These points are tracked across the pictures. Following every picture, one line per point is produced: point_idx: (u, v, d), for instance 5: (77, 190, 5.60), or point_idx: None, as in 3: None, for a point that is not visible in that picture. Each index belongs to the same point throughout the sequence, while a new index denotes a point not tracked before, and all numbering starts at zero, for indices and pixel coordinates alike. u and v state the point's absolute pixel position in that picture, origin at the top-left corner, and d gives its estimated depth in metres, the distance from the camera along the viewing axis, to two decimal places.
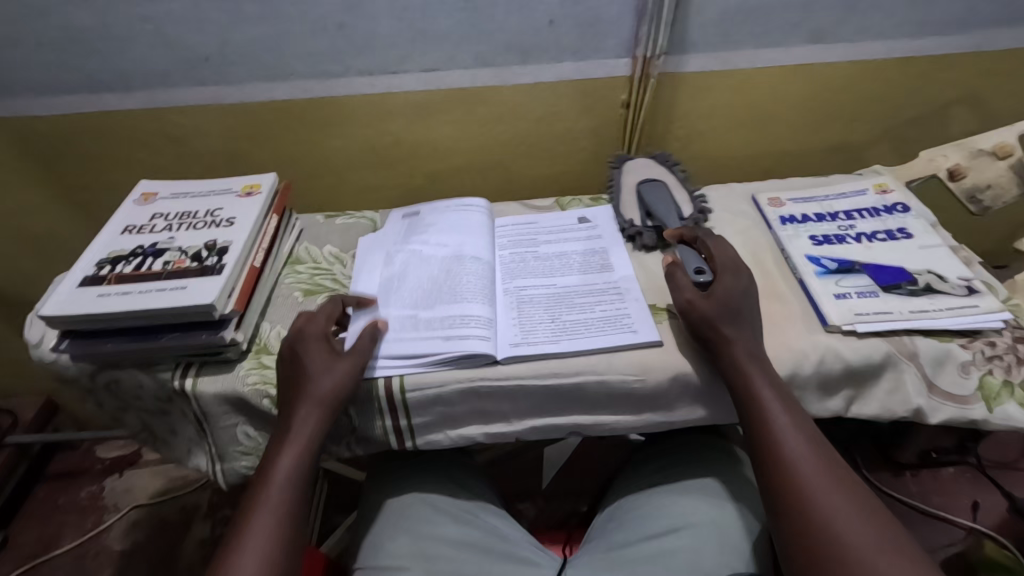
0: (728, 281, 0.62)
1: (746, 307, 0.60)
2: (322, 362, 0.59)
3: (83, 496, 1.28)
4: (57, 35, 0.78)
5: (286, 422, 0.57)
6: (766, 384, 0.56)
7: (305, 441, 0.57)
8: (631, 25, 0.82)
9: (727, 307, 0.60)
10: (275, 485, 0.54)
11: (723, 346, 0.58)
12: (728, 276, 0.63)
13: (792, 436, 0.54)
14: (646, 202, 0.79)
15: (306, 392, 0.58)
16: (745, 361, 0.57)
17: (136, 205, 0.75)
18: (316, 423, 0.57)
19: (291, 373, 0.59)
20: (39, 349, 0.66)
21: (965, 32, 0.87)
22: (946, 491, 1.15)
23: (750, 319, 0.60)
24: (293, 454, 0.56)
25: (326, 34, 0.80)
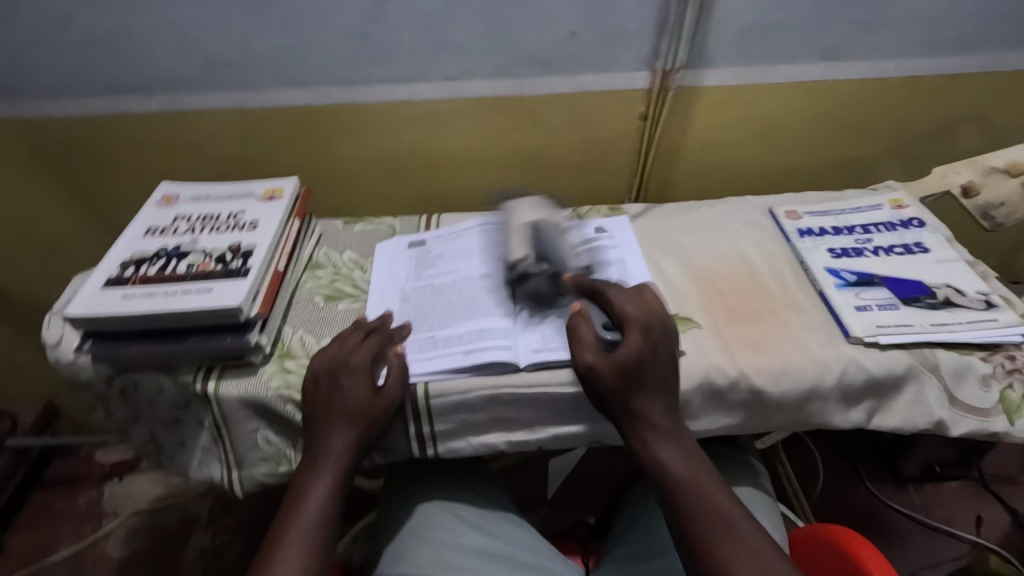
0: (635, 338, 0.56)
1: (659, 363, 0.56)
2: (358, 385, 0.59)
3: (81, 503, 1.25)
4: (78, 36, 0.78)
5: (320, 445, 0.58)
6: (670, 447, 0.55)
7: (339, 464, 0.57)
8: (652, 39, 0.83)
9: (633, 365, 0.55)
10: (309, 508, 0.55)
11: (627, 404, 0.55)
12: (634, 332, 0.57)
13: (688, 468, 0.53)
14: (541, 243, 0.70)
15: (340, 415, 0.58)
16: (658, 422, 0.55)
17: (157, 207, 0.75)
18: (349, 446, 0.58)
19: (323, 394, 0.59)
20: (57, 350, 0.65)
21: (975, 53, 0.89)
22: (950, 505, 1.16)
23: (665, 372, 0.56)
24: (328, 477, 0.57)
25: (351, 42, 0.80)
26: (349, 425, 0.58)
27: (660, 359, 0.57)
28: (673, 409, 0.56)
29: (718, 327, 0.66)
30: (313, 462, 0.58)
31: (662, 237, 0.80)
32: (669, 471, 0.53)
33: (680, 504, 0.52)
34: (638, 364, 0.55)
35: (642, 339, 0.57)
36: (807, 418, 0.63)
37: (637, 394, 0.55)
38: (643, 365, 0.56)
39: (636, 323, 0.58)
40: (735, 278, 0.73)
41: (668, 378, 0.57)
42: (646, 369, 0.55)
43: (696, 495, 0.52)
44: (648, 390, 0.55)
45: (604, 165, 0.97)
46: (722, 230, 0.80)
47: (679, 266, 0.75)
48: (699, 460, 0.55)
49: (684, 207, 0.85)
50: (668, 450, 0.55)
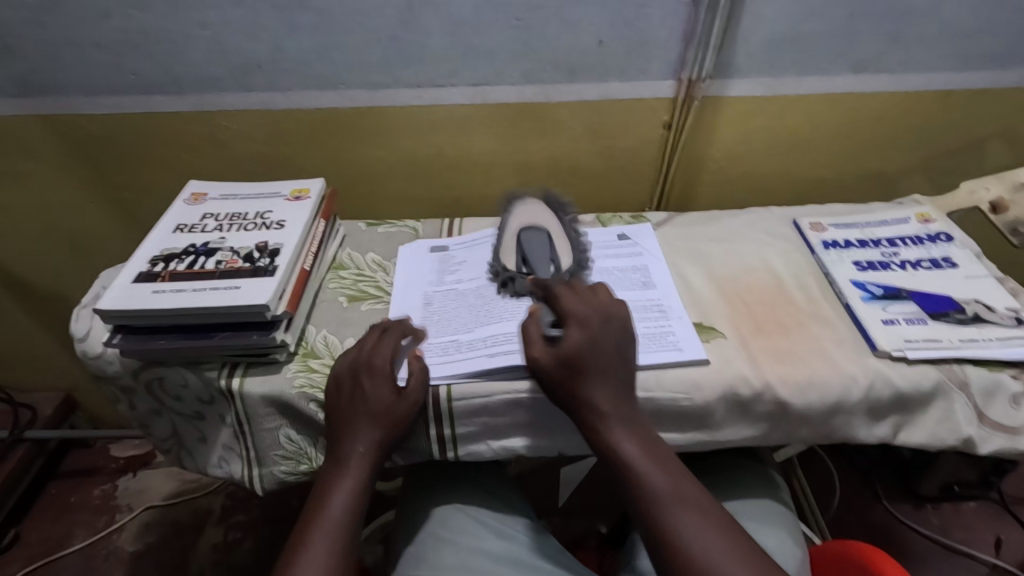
0: (575, 332, 0.56)
1: (605, 352, 0.56)
2: (381, 386, 0.59)
3: (96, 495, 1.26)
4: (114, 36, 0.79)
5: (343, 447, 0.58)
6: (624, 430, 0.54)
7: (362, 466, 0.57)
8: (679, 48, 0.83)
9: (577, 357, 0.55)
10: (332, 510, 0.55)
11: (574, 394, 0.55)
12: (576, 327, 0.57)
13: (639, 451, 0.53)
14: (523, 248, 0.73)
15: (363, 417, 0.58)
16: (607, 408, 0.54)
17: (186, 205, 0.76)
18: (371, 448, 0.58)
19: (346, 396, 0.59)
20: (86, 342, 0.66)
21: (1005, 69, 0.88)
22: (967, 525, 1.14)
23: (612, 354, 0.56)
24: (351, 479, 0.57)
25: (380, 46, 0.81)
26: (371, 427, 0.58)
27: (607, 347, 0.56)
28: (623, 393, 0.56)
29: (743, 338, 0.66)
30: (336, 464, 0.58)
31: (686, 246, 0.79)
32: (622, 455, 0.53)
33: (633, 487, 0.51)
34: (582, 355, 0.55)
35: (584, 330, 0.57)
36: (831, 432, 0.63)
37: (584, 379, 0.55)
38: (588, 353, 0.55)
39: (582, 317, 0.58)
40: (760, 288, 0.72)
41: (616, 367, 0.56)
42: (584, 356, 0.55)
43: (651, 475, 0.51)
44: (596, 377, 0.55)
45: (625, 173, 0.97)
46: (746, 239, 0.80)
47: (703, 276, 0.75)
48: (649, 437, 0.54)
49: (707, 216, 0.85)
50: (620, 431, 0.54)
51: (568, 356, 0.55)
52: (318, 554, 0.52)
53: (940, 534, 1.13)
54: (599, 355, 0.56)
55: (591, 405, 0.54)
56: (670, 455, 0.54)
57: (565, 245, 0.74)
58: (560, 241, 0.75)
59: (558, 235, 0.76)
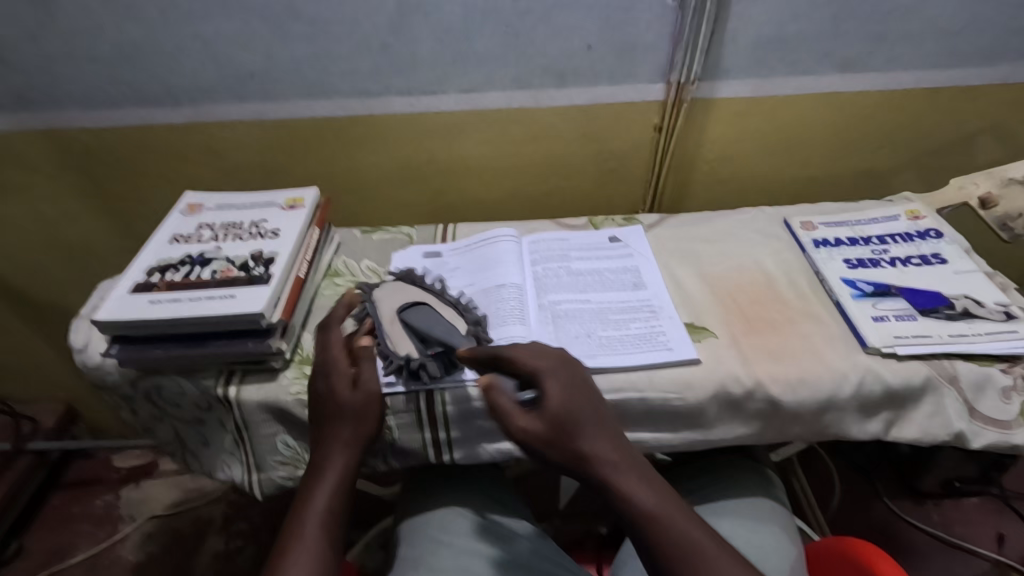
0: (553, 385, 0.54)
1: (584, 403, 0.53)
2: (347, 387, 0.59)
3: (98, 506, 1.27)
4: (109, 51, 0.81)
5: (320, 451, 0.58)
6: (636, 477, 0.51)
7: (339, 467, 0.57)
8: (667, 51, 0.84)
9: (562, 415, 0.52)
10: (314, 511, 0.55)
11: (570, 451, 0.51)
12: (549, 379, 0.54)
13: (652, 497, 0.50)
14: (418, 330, 0.63)
15: (338, 417, 0.58)
16: (609, 458, 0.51)
17: (182, 215, 0.77)
18: (345, 448, 0.58)
19: (316, 400, 0.60)
20: (84, 353, 0.67)
21: (992, 65, 0.89)
22: (968, 521, 1.14)
23: (588, 404, 0.53)
24: (331, 478, 0.57)
25: (372, 55, 0.82)
26: (344, 427, 0.58)
27: (580, 397, 0.53)
28: (618, 440, 0.53)
29: (735, 337, 0.66)
30: (315, 468, 0.58)
31: (677, 247, 0.80)
32: (638, 505, 0.49)
33: (654, 536, 0.48)
34: (568, 407, 0.52)
35: (560, 383, 0.54)
36: (823, 429, 0.63)
37: (574, 436, 0.51)
38: (573, 408, 0.52)
39: (550, 371, 0.55)
40: (752, 288, 0.73)
41: (598, 416, 0.53)
42: (572, 412, 0.52)
43: (667, 523, 0.48)
44: (588, 428, 0.52)
45: (618, 176, 0.98)
46: (738, 239, 0.81)
47: (695, 276, 0.75)
48: (658, 481, 0.51)
49: (699, 217, 0.86)
50: (631, 479, 0.51)
51: (556, 420, 0.51)
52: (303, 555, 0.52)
53: (941, 530, 1.13)
54: (577, 413, 0.52)
55: (592, 460, 0.51)
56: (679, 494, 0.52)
57: (449, 310, 0.65)
58: (447, 311, 0.65)
59: (451, 306, 0.66)
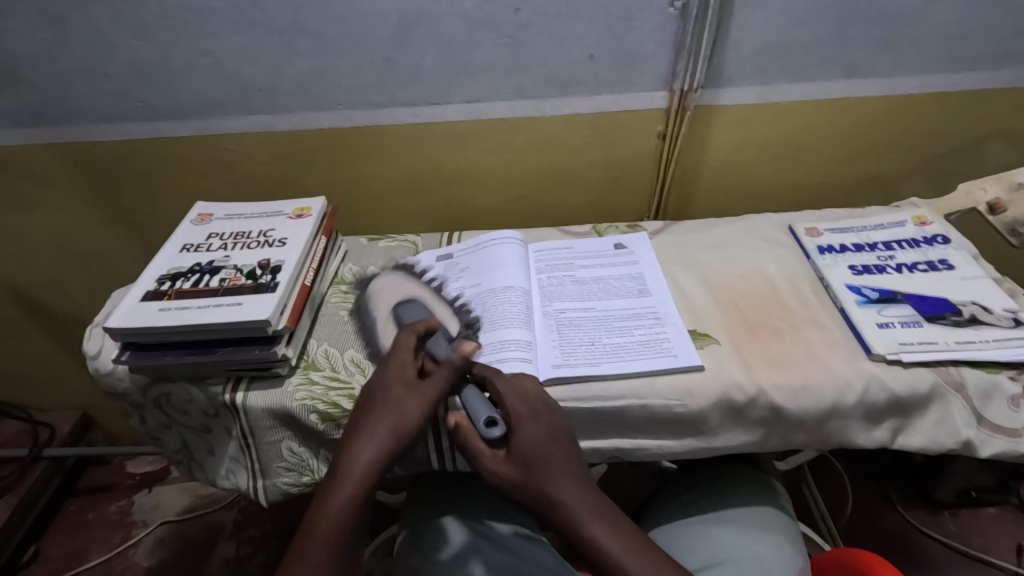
0: (525, 425, 0.53)
1: (551, 439, 0.53)
2: (415, 391, 0.55)
3: (112, 511, 1.29)
4: (123, 66, 0.83)
5: (346, 454, 0.52)
6: (598, 520, 0.49)
7: (364, 475, 0.50)
8: (669, 60, 0.84)
9: (531, 457, 0.51)
10: (334, 513, 0.49)
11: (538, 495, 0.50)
12: (525, 421, 0.54)
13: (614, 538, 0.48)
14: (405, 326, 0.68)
15: (385, 420, 0.53)
16: (578, 506, 0.49)
17: (192, 225, 0.79)
18: (377, 456, 0.52)
19: (373, 400, 0.56)
20: (97, 360, 0.68)
21: (999, 70, 0.88)
22: (986, 531, 1.11)
23: (554, 445, 0.53)
24: (353, 484, 0.50)
25: (378, 66, 0.84)
26: (386, 433, 0.53)
27: (543, 434, 0.53)
28: (585, 479, 0.52)
29: (737, 343, 0.66)
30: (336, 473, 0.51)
31: (681, 254, 0.80)
32: (599, 547, 0.48)
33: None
34: (536, 451, 0.52)
35: (529, 422, 0.54)
36: (828, 437, 0.63)
37: (540, 480, 0.50)
38: (544, 446, 0.52)
39: (527, 411, 0.55)
40: (755, 294, 0.73)
41: (563, 453, 0.53)
42: (542, 456, 0.51)
43: (629, 567, 0.46)
44: (554, 470, 0.51)
45: (622, 185, 0.98)
46: (742, 246, 0.81)
47: (698, 283, 0.75)
48: (619, 519, 0.50)
49: (703, 224, 0.86)
50: (596, 518, 0.49)
51: (525, 463, 0.51)
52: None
53: (958, 542, 1.10)
54: (551, 453, 0.52)
55: (558, 503, 0.49)
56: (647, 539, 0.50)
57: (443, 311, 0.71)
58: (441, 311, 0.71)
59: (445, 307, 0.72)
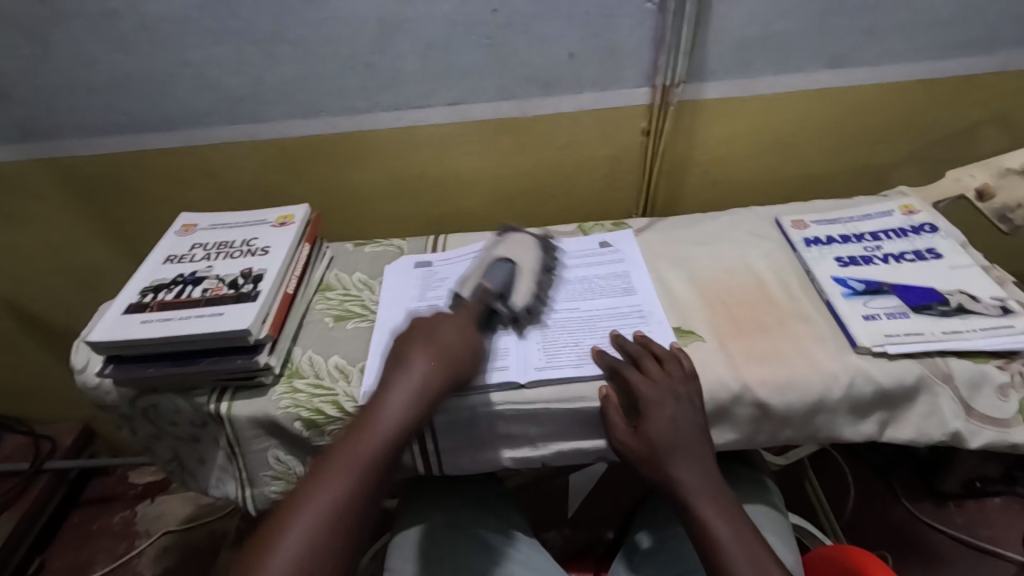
0: (669, 408, 0.56)
1: (691, 431, 0.56)
2: (454, 325, 0.61)
3: (116, 521, 1.29)
4: (105, 81, 0.83)
5: (402, 369, 0.55)
6: (713, 508, 0.53)
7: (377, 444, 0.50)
8: (650, 55, 0.84)
9: (658, 437, 0.55)
10: (384, 409, 0.52)
11: (660, 471, 0.55)
12: (653, 409, 0.56)
13: (716, 516, 0.52)
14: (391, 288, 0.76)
15: (395, 390, 0.54)
16: (690, 487, 0.54)
17: (176, 236, 0.79)
18: (431, 375, 0.55)
19: (417, 330, 0.60)
20: (83, 373, 0.69)
21: (986, 54, 0.87)
22: (993, 522, 1.08)
23: (695, 437, 0.56)
24: (364, 454, 0.49)
25: (358, 72, 0.84)
26: (439, 355, 0.57)
27: (692, 425, 0.56)
28: (709, 469, 0.55)
29: (721, 340, 0.65)
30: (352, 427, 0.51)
31: (667, 251, 0.80)
32: (710, 534, 0.51)
33: (722, 572, 0.50)
34: (664, 436, 0.55)
35: (684, 405, 0.57)
36: (815, 432, 0.62)
37: (667, 459, 0.55)
38: (674, 424, 0.56)
39: (657, 400, 0.57)
40: (741, 290, 0.72)
41: (700, 443, 0.56)
42: (667, 442, 0.55)
43: (735, 557, 0.50)
44: (680, 455, 0.55)
45: (610, 181, 0.98)
46: (728, 241, 0.80)
47: (683, 278, 0.75)
48: (734, 508, 0.53)
49: (690, 219, 0.85)
50: (708, 497, 0.53)
51: (651, 443, 0.55)
52: (348, 469, 0.48)
53: (965, 533, 1.08)
54: (674, 440, 0.55)
55: (673, 481, 0.54)
56: (750, 522, 0.53)
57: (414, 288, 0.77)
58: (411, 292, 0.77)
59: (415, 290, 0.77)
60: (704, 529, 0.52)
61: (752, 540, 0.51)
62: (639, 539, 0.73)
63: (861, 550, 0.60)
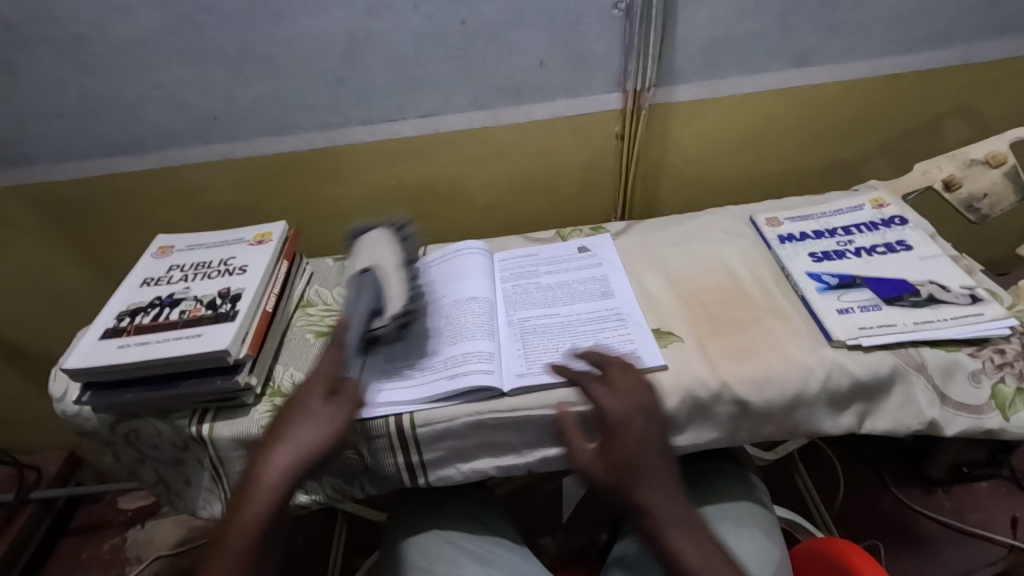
0: (636, 427, 0.56)
1: (658, 451, 0.56)
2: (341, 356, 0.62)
3: (106, 549, 1.26)
4: (75, 105, 0.83)
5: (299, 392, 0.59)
6: (682, 530, 0.53)
7: (302, 448, 0.54)
8: (619, 61, 0.85)
9: (626, 459, 0.54)
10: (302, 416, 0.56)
11: (629, 494, 0.53)
12: (619, 428, 0.56)
13: (684, 539, 0.52)
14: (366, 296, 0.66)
15: (287, 441, 0.54)
16: (661, 507, 0.53)
17: (153, 258, 0.79)
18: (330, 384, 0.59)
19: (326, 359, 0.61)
20: (62, 401, 0.68)
21: (948, 48, 0.89)
22: (980, 506, 1.09)
23: (660, 455, 0.55)
24: (288, 453, 0.54)
25: (330, 88, 0.84)
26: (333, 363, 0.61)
27: (657, 444, 0.56)
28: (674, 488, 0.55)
29: (700, 339, 0.66)
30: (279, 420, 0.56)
31: (644, 253, 0.80)
32: (681, 554, 0.51)
33: None
34: (633, 455, 0.54)
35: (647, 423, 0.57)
36: (796, 426, 0.63)
37: (636, 478, 0.54)
38: (641, 443, 0.55)
39: (622, 418, 0.57)
40: (719, 289, 0.73)
41: (665, 462, 0.55)
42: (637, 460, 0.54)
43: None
44: (648, 476, 0.54)
45: (587, 185, 0.98)
46: (704, 240, 0.81)
47: (660, 279, 0.76)
48: (699, 522, 0.54)
49: (666, 221, 0.86)
50: (674, 516, 0.53)
51: (620, 464, 0.54)
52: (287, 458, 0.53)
53: (954, 519, 1.09)
54: (643, 460, 0.54)
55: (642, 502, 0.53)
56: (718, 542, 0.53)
57: (398, 283, 0.67)
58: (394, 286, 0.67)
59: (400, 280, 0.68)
60: (676, 552, 0.52)
61: (721, 561, 0.51)
62: (629, 542, 0.73)
63: (848, 542, 0.61)
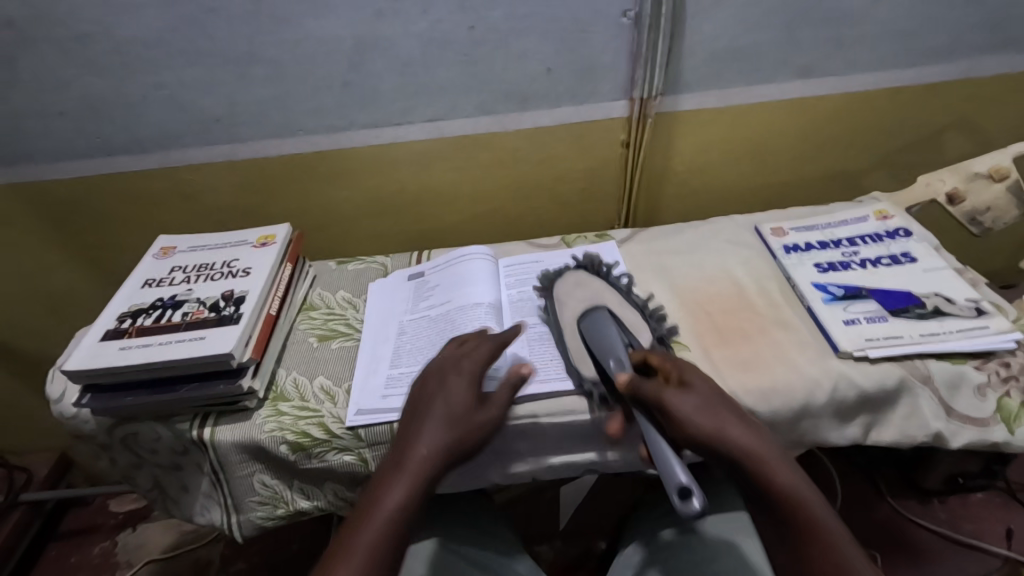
0: (698, 385, 0.54)
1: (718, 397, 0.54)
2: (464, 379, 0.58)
3: (95, 554, 1.24)
4: (77, 103, 0.82)
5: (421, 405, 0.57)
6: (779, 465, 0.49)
7: (428, 463, 0.52)
8: (626, 69, 0.85)
9: (710, 411, 0.52)
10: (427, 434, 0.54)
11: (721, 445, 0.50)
12: (687, 391, 0.53)
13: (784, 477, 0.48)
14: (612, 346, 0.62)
15: (438, 415, 0.55)
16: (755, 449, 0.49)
17: (154, 259, 0.78)
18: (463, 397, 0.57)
19: (441, 368, 0.60)
20: (59, 404, 0.67)
21: (950, 62, 0.90)
22: (976, 517, 1.10)
23: (725, 406, 0.53)
24: (403, 481, 0.51)
25: (336, 90, 0.84)
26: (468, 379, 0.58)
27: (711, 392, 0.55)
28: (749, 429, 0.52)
29: (706, 348, 0.66)
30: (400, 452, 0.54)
31: (650, 260, 0.81)
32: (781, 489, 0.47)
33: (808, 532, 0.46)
34: (705, 416, 0.51)
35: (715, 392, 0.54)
36: (802, 437, 0.63)
37: (721, 435, 0.50)
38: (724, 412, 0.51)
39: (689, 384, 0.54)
40: (725, 298, 0.73)
41: (727, 404, 0.54)
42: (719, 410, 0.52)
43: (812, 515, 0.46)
44: (728, 423, 0.51)
45: (591, 192, 0.98)
46: (709, 249, 0.81)
47: (666, 287, 0.76)
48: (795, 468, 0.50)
49: (671, 229, 0.86)
50: (784, 472, 0.48)
51: (710, 412, 0.52)
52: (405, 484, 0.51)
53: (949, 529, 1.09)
54: (719, 407, 0.53)
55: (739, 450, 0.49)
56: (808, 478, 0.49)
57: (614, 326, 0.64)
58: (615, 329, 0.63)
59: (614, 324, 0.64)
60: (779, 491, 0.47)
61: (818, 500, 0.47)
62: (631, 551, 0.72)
63: None
